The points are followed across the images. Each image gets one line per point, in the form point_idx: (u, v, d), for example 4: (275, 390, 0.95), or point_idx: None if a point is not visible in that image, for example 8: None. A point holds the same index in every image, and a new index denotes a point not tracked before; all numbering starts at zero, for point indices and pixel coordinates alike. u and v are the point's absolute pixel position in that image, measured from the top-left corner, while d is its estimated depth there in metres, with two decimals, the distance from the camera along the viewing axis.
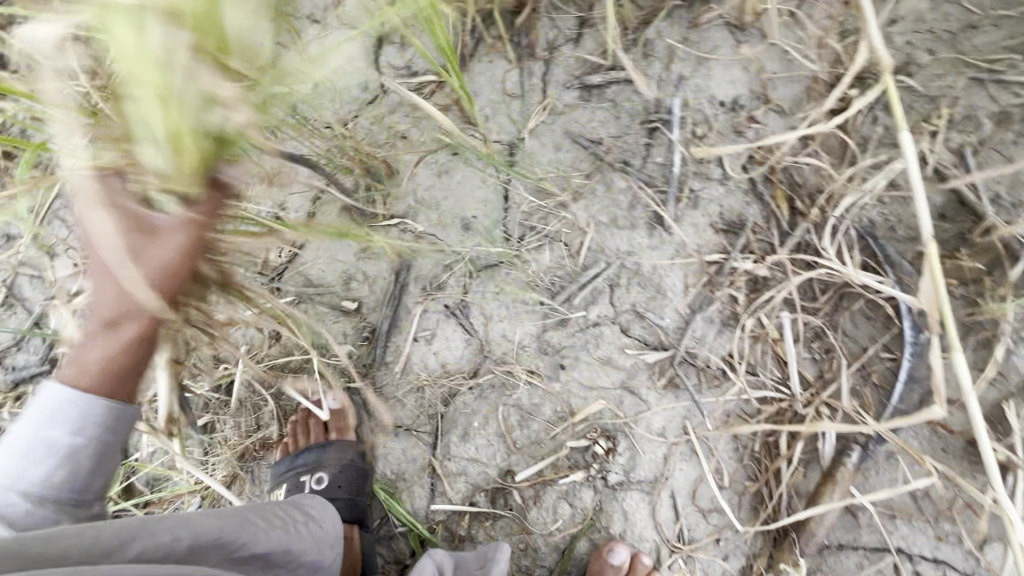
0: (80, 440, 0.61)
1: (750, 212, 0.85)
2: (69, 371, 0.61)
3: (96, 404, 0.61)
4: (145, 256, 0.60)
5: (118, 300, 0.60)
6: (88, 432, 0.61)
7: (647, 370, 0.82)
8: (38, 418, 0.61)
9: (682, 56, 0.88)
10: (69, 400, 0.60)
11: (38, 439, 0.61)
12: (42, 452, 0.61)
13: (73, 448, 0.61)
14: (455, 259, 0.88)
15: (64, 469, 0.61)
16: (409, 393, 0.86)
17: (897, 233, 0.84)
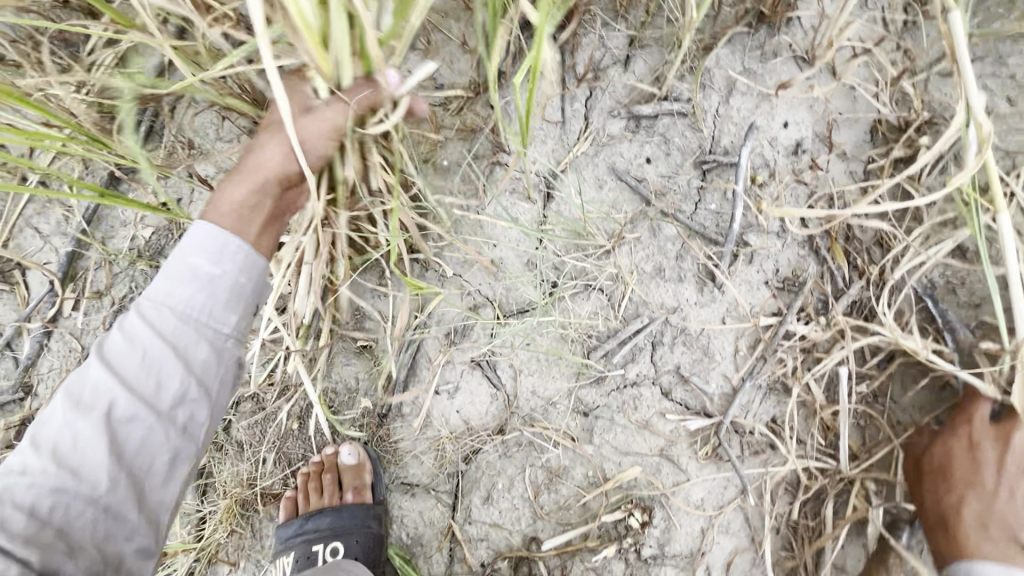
0: (224, 271, 0.60)
1: (807, 267, 0.78)
2: (216, 212, 0.62)
3: (238, 235, 0.61)
4: (257, 149, 0.64)
5: (245, 180, 0.63)
6: (227, 258, 0.60)
7: (688, 439, 0.77)
8: (183, 247, 0.60)
9: (744, 90, 0.79)
10: (224, 236, 0.61)
11: (181, 265, 0.59)
12: (184, 277, 0.59)
13: (214, 276, 0.60)
14: (483, 303, 0.81)
15: (235, 308, 0.61)
16: (429, 450, 0.80)
17: (962, 299, 0.78)
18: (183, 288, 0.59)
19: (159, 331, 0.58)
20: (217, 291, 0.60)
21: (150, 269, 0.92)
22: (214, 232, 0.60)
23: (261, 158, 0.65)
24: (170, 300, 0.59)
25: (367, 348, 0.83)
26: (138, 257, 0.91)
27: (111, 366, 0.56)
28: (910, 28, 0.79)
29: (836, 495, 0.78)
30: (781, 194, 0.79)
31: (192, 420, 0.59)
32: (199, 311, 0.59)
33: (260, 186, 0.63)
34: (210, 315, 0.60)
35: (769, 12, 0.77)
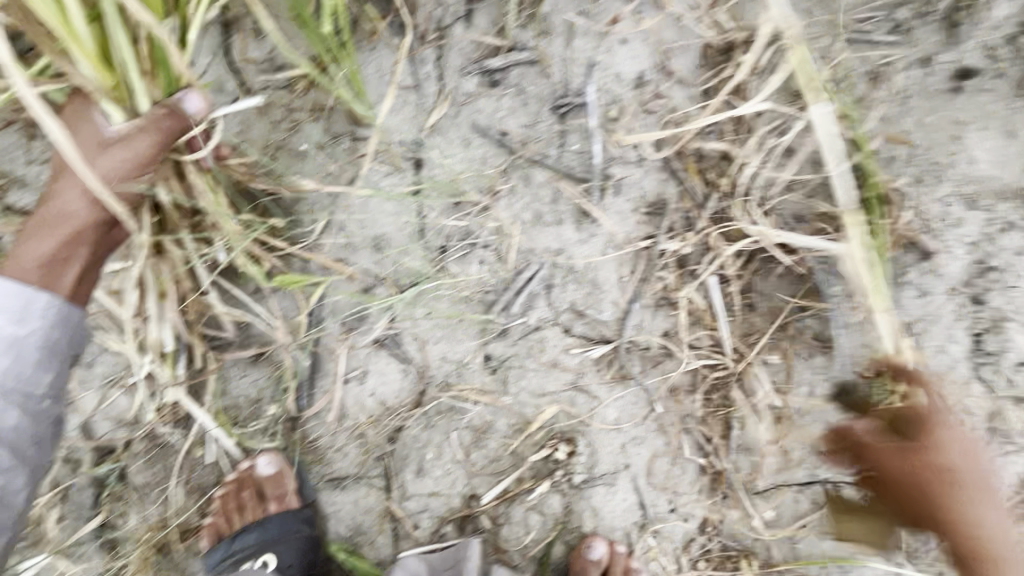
0: (28, 331, 0.63)
1: (665, 188, 0.85)
2: (12, 270, 0.63)
3: (40, 293, 0.63)
4: (55, 198, 0.64)
5: (50, 233, 0.63)
6: (33, 317, 0.63)
7: (594, 367, 0.82)
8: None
9: (581, 30, 0.83)
10: (15, 295, 0.62)
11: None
12: None
13: (16, 337, 0.62)
14: (375, 283, 0.80)
15: (40, 374, 0.64)
16: (351, 440, 0.79)
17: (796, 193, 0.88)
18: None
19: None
20: (20, 355, 0.62)
21: None
22: (16, 291, 0.62)
23: (60, 206, 0.64)
24: None
25: (263, 354, 0.79)
26: None
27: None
28: None
29: (723, 384, 0.87)
30: (633, 125, 0.84)
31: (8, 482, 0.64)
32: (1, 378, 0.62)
33: (66, 241, 0.63)
34: (19, 378, 0.63)
35: None
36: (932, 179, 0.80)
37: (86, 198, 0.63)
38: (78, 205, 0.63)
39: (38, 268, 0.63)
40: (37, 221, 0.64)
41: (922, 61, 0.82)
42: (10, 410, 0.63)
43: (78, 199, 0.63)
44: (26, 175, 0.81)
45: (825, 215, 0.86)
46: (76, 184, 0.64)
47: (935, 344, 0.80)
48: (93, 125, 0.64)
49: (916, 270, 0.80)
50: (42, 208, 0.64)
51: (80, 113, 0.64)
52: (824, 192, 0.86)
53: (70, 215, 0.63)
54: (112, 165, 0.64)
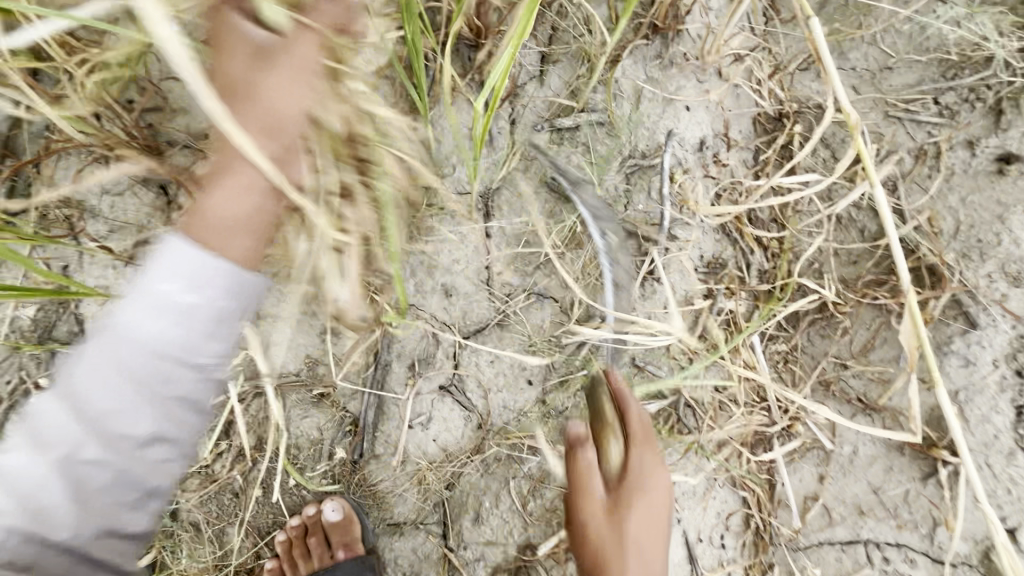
0: (202, 300, 0.53)
1: (720, 247, 0.89)
2: (196, 236, 0.53)
3: (224, 265, 0.53)
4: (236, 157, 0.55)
5: (218, 192, 0.54)
6: (209, 289, 0.53)
7: (651, 420, 0.86)
8: (152, 272, 0.52)
9: (649, 95, 0.87)
10: (197, 264, 0.52)
11: (150, 298, 0.51)
12: (154, 307, 0.52)
13: (221, 310, 0.53)
14: (443, 329, 0.81)
15: (208, 343, 0.53)
16: (411, 485, 0.80)
17: (841, 258, 0.92)
18: (152, 317, 0.52)
19: (123, 358, 0.52)
20: (192, 321, 0.53)
21: (42, 352, 0.80)
22: (192, 256, 0.52)
23: (229, 157, 0.56)
24: (153, 339, 0.52)
25: (326, 396, 0.80)
26: (26, 339, 0.80)
27: (65, 424, 0.52)
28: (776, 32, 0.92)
29: (762, 438, 0.90)
30: (696, 186, 0.87)
31: (142, 475, 0.55)
32: (171, 349, 0.52)
33: (248, 223, 0.54)
34: (186, 349, 0.53)
35: (662, 24, 0.85)
36: (977, 256, 0.84)
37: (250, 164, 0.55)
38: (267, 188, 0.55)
39: (228, 219, 0.53)
40: (213, 171, 0.56)
41: (967, 143, 0.87)
42: (184, 385, 0.54)
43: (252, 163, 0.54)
44: (99, 207, 0.82)
45: (867, 279, 0.91)
46: (247, 125, 0.57)
47: (978, 413, 0.83)
48: (245, 36, 0.63)
49: (961, 340, 0.84)
50: (218, 153, 0.56)
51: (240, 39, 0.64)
52: (869, 258, 0.91)
53: (250, 179, 0.54)
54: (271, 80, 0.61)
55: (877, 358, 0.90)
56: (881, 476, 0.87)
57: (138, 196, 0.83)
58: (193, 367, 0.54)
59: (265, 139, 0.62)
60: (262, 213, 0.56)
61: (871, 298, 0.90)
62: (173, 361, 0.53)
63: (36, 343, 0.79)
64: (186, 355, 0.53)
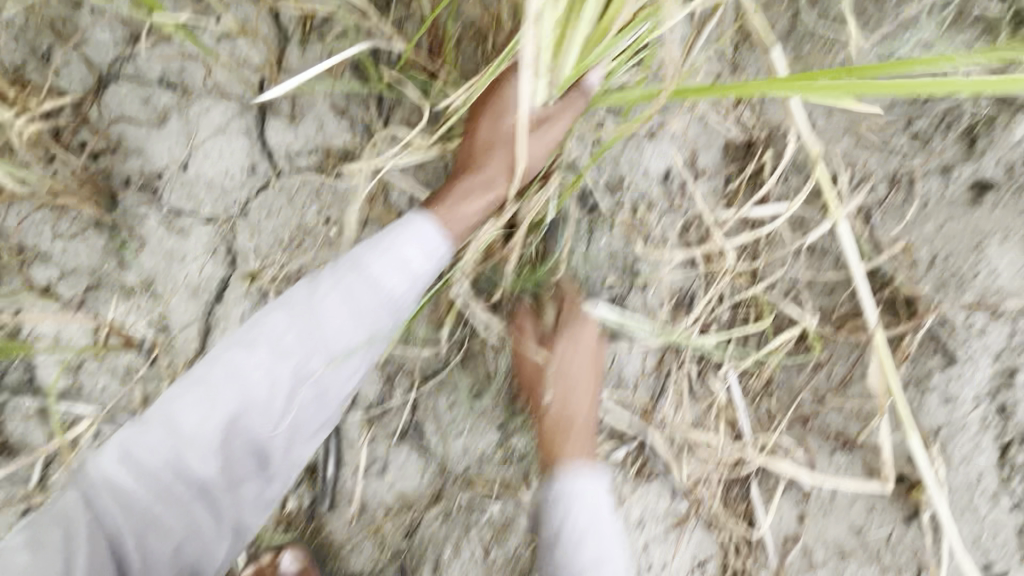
0: (424, 268, 0.71)
1: (689, 279, 0.86)
2: (438, 213, 0.73)
3: (445, 242, 0.72)
4: (488, 169, 0.75)
5: (482, 197, 0.74)
6: (434, 259, 0.71)
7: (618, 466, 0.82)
8: (402, 236, 0.70)
9: (610, 126, 0.85)
10: (433, 236, 0.71)
11: (393, 255, 0.69)
12: (395, 266, 0.69)
13: (418, 271, 0.70)
14: (399, 372, 0.79)
15: (410, 299, 0.70)
16: (369, 536, 0.78)
17: (816, 287, 0.89)
18: (393, 276, 0.69)
19: (347, 314, 0.68)
20: (412, 283, 0.70)
21: None
22: (434, 233, 0.71)
23: (486, 177, 0.75)
24: (379, 288, 0.69)
25: None
26: None
27: (262, 367, 0.66)
28: (739, 58, 0.91)
29: (737, 477, 0.86)
30: (661, 219, 0.85)
31: (307, 416, 0.69)
32: (379, 298, 0.69)
33: (489, 207, 0.75)
34: (373, 315, 0.69)
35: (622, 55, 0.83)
36: (954, 287, 0.81)
37: (509, 172, 0.75)
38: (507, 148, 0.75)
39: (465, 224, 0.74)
40: (464, 187, 0.75)
41: (942, 170, 0.84)
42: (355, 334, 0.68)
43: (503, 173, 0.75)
44: (51, 252, 0.80)
45: (842, 310, 0.88)
46: (498, 161, 0.75)
47: (960, 452, 0.80)
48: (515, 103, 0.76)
49: (940, 375, 0.81)
50: (467, 176, 0.75)
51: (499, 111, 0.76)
52: (844, 289, 0.88)
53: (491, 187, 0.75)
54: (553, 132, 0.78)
55: (856, 393, 0.87)
56: (863, 518, 0.84)
57: (88, 241, 0.81)
58: (374, 327, 0.69)
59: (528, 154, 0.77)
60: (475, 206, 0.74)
61: (849, 328, 0.87)
62: (369, 321, 0.68)
63: None
64: (383, 303, 0.69)
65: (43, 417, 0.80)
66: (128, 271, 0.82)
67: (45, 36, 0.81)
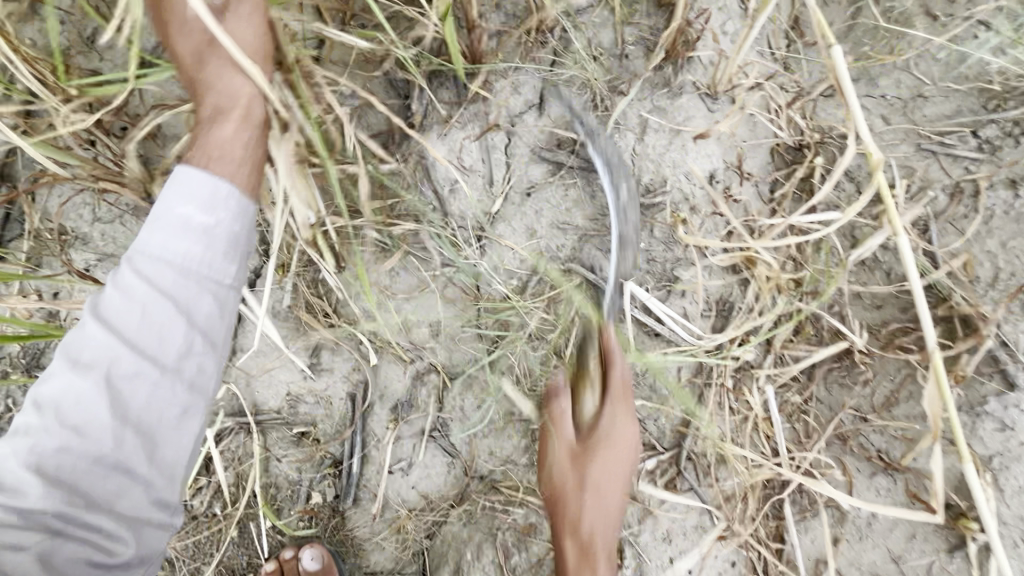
0: (217, 221, 0.57)
1: (731, 287, 0.83)
2: (198, 159, 0.59)
3: (229, 181, 0.59)
4: (216, 83, 0.61)
5: (228, 122, 0.61)
6: (221, 204, 0.58)
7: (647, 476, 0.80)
8: (167, 198, 0.57)
9: (654, 124, 0.81)
10: (208, 183, 0.58)
11: (167, 219, 0.56)
12: (177, 230, 0.56)
13: (208, 226, 0.57)
14: (427, 370, 0.78)
15: (219, 262, 0.57)
16: (391, 533, 0.77)
17: (864, 301, 0.85)
18: (181, 242, 0.56)
19: (140, 307, 0.54)
20: (212, 241, 0.57)
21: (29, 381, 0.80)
22: (204, 178, 0.58)
23: (221, 93, 0.61)
24: (176, 258, 0.56)
25: (306, 435, 0.78)
26: (13, 367, 0.80)
27: (64, 392, 0.54)
28: (792, 57, 0.87)
29: (771, 494, 0.83)
30: (703, 223, 0.81)
31: (152, 424, 0.56)
32: (195, 266, 0.56)
33: (244, 120, 0.61)
34: (208, 268, 0.57)
35: (671, 50, 0.79)
36: (1017, 307, 0.76)
37: (248, 62, 0.61)
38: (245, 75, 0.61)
39: (223, 163, 0.59)
40: (209, 109, 0.61)
41: (1009, 181, 0.79)
42: (197, 303, 0.57)
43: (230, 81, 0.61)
44: (91, 234, 0.82)
45: (892, 325, 0.83)
46: (224, 78, 0.61)
47: (1015, 483, 0.75)
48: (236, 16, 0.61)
49: (997, 402, 0.76)
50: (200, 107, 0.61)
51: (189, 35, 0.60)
52: (895, 304, 0.83)
53: (236, 106, 0.61)
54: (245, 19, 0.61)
55: (901, 414, 0.83)
56: (904, 545, 0.80)
57: (127, 225, 0.82)
58: (186, 304, 0.56)
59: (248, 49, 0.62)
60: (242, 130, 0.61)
61: (896, 347, 0.83)
62: (178, 294, 0.56)
63: (25, 373, 0.79)
64: (201, 271, 0.57)
65: None
66: None
67: (91, 19, 0.82)
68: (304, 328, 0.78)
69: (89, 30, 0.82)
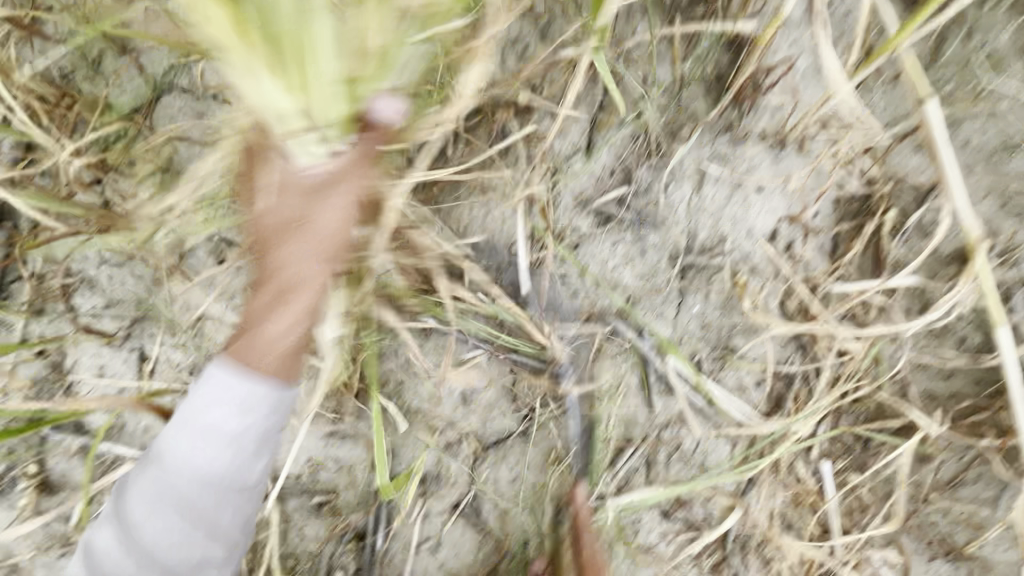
0: (248, 423, 0.56)
1: (788, 355, 0.76)
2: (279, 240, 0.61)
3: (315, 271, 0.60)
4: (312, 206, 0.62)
5: (278, 312, 0.59)
6: (257, 411, 0.56)
7: (693, 559, 0.75)
8: (202, 397, 0.56)
9: (716, 173, 0.73)
10: (243, 388, 0.57)
11: (203, 426, 0.55)
12: (208, 438, 0.54)
13: (239, 431, 0.56)
14: (458, 440, 0.72)
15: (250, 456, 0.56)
16: None
17: (933, 372, 0.77)
18: (218, 450, 0.55)
19: (231, 395, 0.56)
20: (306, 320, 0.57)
21: (30, 435, 0.75)
22: (229, 382, 0.57)
23: (268, 338, 0.58)
24: (213, 462, 0.54)
25: (326, 504, 0.72)
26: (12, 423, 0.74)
27: (151, 513, 0.55)
28: (874, 90, 0.74)
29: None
30: (763, 285, 0.75)
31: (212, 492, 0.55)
32: (226, 463, 0.55)
33: (316, 252, 0.61)
34: (239, 462, 0.56)
35: (739, 93, 0.72)
36: None
37: (317, 260, 0.61)
38: (281, 140, 0.65)
39: (265, 362, 0.57)
40: (264, 299, 0.60)
41: None
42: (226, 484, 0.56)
43: (294, 331, 0.59)
44: (97, 278, 0.75)
45: (963, 401, 0.76)
46: (301, 246, 0.61)
47: None
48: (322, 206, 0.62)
49: None
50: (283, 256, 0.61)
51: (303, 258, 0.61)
52: (968, 376, 0.76)
53: (293, 302, 0.60)
54: (278, 327, 0.59)
55: (969, 497, 0.77)
56: None
57: (136, 269, 0.76)
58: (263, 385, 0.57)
59: (307, 274, 0.61)
60: (288, 354, 0.59)
61: (968, 427, 0.76)
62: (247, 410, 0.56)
63: (24, 429, 0.74)
64: (236, 452, 0.56)
65: (82, 454, 0.76)
66: (174, 304, 0.76)
67: (96, 40, 0.74)
68: (328, 391, 0.72)
69: (93, 51, 0.75)
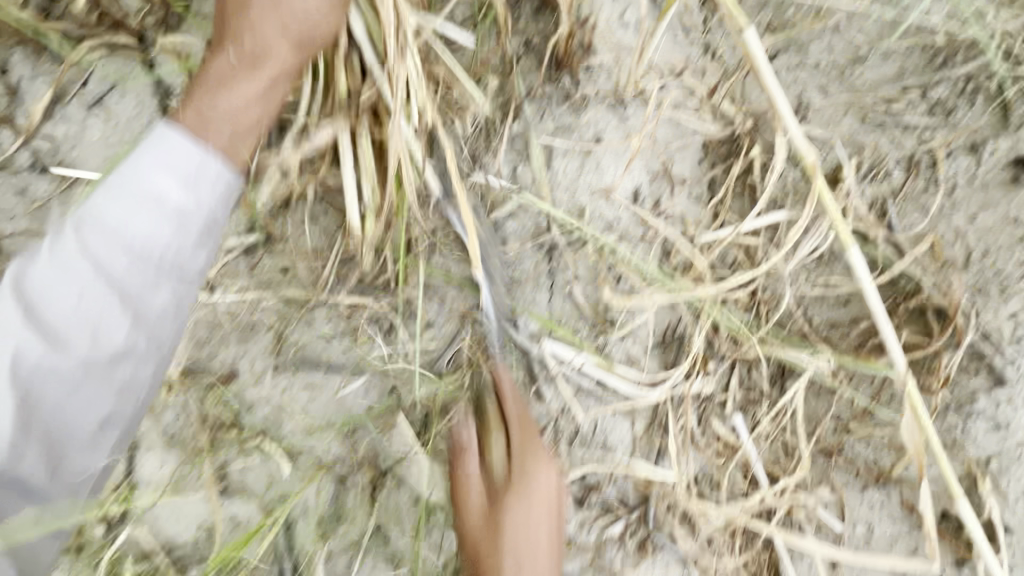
0: (195, 199, 0.53)
1: (676, 315, 0.74)
2: (193, 122, 0.54)
3: (213, 159, 0.54)
4: (261, 33, 0.56)
5: (251, 74, 0.56)
6: (203, 184, 0.54)
7: (616, 538, 0.73)
8: (145, 158, 0.52)
9: (562, 144, 0.71)
10: (158, 181, 0.52)
11: (139, 177, 0.52)
12: (149, 199, 0.52)
13: (178, 208, 0.53)
14: (351, 471, 0.69)
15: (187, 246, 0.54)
16: None
17: (827, 300, 0.75)
18: (161, 206, 0.52)
19: (76, 289, 0.51)
20: (182, 226, 0.53)
21: None
22: (188, 151, 0.53)
23: (222, 72, 0.56)
24: (146, 214, 0.52)
25: None
26: None
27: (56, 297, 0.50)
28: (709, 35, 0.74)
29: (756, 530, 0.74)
30: (634, 247, 0.72)
31: (31, 478, 0.51)
32: (167, 238, 0.53)
33: (265, 91, 0.57)
34: (171, 254, 0.53)
35: (564, 58, 0.69)
36: (993, 290, 0.69)
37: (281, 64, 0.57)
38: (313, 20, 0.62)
39: (238, 108, 0.56)
40: (213, 76, 0.56)
41: (968, 146, 0.71)
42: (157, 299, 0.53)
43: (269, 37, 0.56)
44: None
45: (862, 324, 0.74)
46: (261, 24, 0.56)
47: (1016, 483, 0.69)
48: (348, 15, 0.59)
49: (987, 399, 0.69)
50: (232, 50, 0.56)
51: (247, 38, 0.56)
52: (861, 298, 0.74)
53: (247, 67, 0.56)
54: (233, 94, 0.56)
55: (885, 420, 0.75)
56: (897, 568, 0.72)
57: None
58: (141, 292, 0.52)
59: (257, 98, 0.57)
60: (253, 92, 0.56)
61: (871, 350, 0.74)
62: (123, 293, 0.51)
63: None
64: (169, 239, 0.53)
65: None
66: None
67: None
68: (208, 446, 0.69)
69: None
